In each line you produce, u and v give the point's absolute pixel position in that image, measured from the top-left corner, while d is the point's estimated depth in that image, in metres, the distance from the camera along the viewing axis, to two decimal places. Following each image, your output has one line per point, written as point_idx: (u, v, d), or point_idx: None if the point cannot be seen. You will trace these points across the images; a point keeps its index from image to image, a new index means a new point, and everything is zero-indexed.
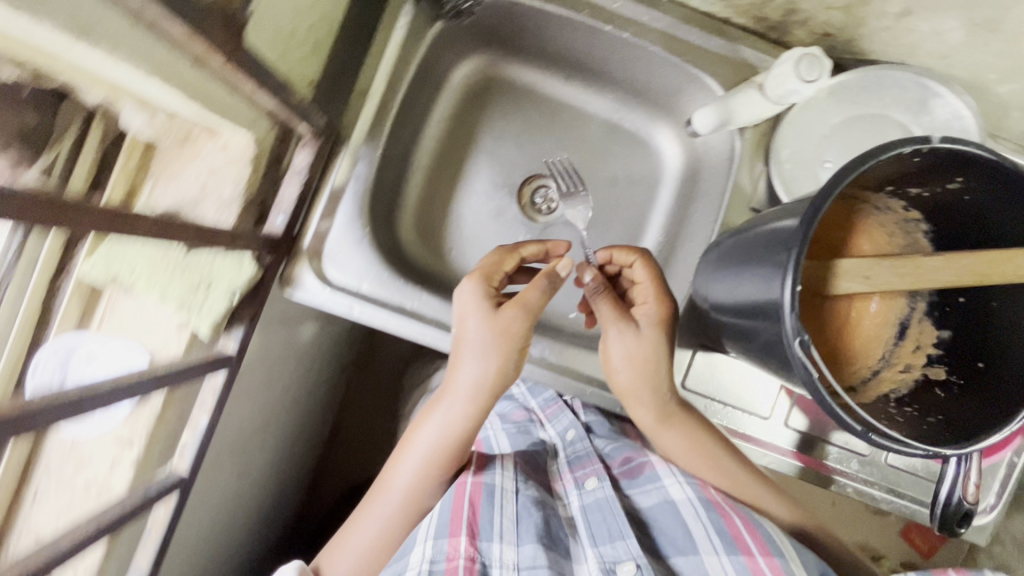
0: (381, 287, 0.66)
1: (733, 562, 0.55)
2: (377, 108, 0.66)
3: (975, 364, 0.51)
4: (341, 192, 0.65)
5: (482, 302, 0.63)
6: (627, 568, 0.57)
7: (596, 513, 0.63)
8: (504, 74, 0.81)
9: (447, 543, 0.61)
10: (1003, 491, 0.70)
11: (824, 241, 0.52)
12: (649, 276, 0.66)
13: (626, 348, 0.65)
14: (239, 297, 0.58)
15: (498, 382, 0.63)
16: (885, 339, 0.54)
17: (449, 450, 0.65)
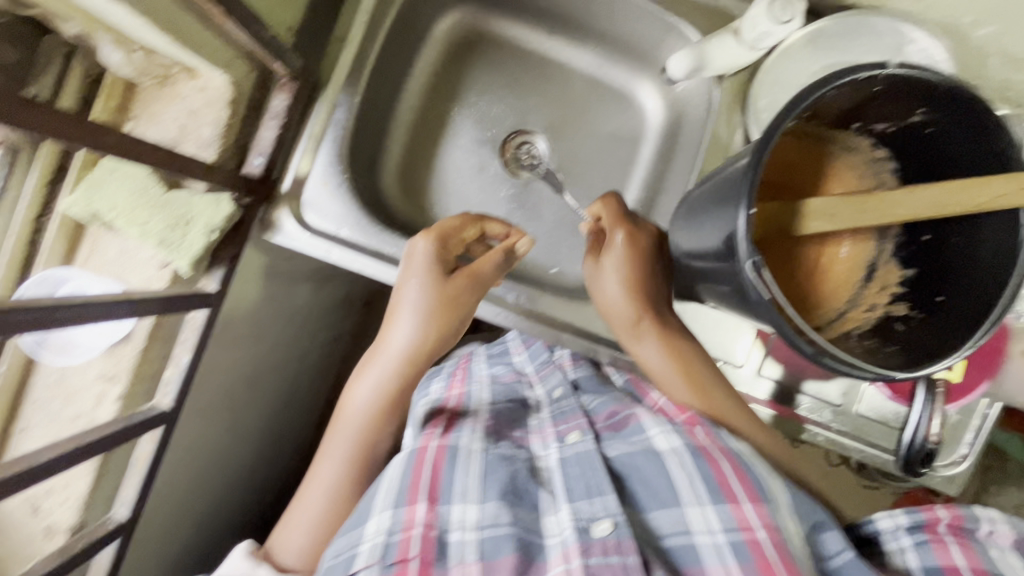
0: (359, 232, 0.67)
1: (718, 512, 0.49)
2: (356, 54, 0.67)
3: (935, 299, 0.53)
4: (320, 138, 0.66)
5: (431, 267, 0.62)
6: (603, 526, 0.49)
7: (572, 467, 0.55)
8: (488, 28, 0.82)
9: (404, 512, 0.52)
10: (976, 443, 0.70)
11: (790, 180, 0.54)
12: (614, 216, 0.69)
13: (604, 269, 0.69)
14: (217, 237, 0.59)
15: (433, 346, 0.62)
16: (854, 281, 0.54)
17: (381, 414, 0.63)
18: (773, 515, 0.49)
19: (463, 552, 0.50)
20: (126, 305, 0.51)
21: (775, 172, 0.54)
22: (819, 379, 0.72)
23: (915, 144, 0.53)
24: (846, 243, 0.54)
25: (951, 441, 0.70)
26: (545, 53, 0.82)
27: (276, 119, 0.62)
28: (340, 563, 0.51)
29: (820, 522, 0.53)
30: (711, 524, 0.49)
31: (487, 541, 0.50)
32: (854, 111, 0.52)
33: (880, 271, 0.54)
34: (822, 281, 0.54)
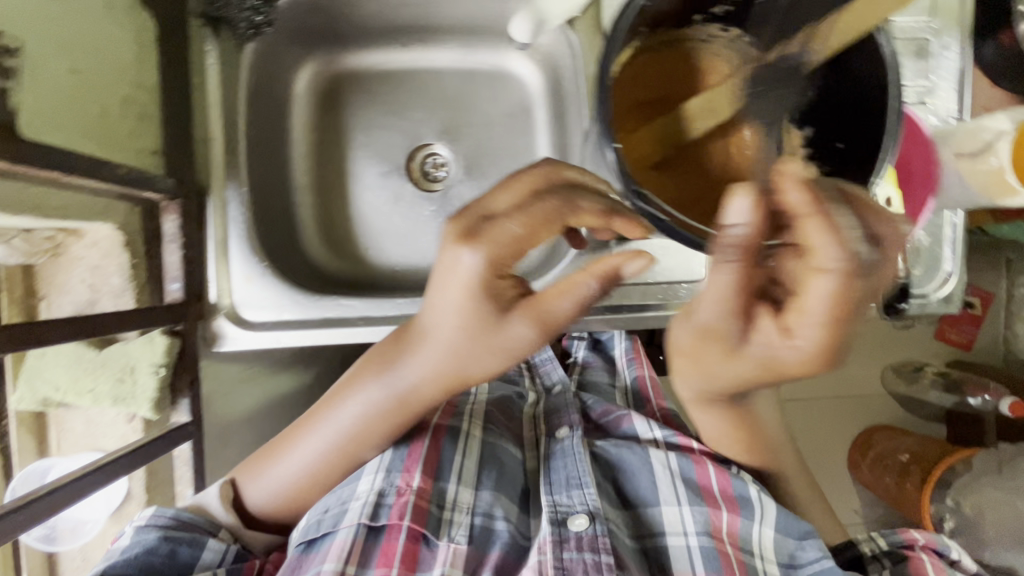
0: (300, 309, 0.67)
1: (695, 512, 0.60)
2: (225, 147, 0.66)
3: (836, 146, 0.53)
4: (226, 237, 0.66)
5: (487, 298, 0.49)
6: (579, 521, 0.56)
7: (565, 458, 0.64)
8: (345, 67, 0.81)
9: (398, 477, 0.59)
10: (956, 255, 0.69)
11: (668, 94, 0.59)
12: (830, 283, 0.31)
13: (699, 339, 0.38)
14: (166, 372, 0.60)
15: (468, 376, 0.54)
16: (761, 158, 0.59)
17: (383, 420, 0.58)
18: (743, 529, 0.59)
19: (452, 533, 0.57)
20: (102, 473, 0.52)
21: (651, 92, 0.59)
22: None
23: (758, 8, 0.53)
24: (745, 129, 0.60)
25: (930, 267, 0.70)
26: (409, 68, 0.82)
27: (175, 240, 0.62)
28: (326, 517, 0.57)
29: (807, 532, 0.60)
30: (687, 525, 0.59)
31: (475, 527, 0.58)
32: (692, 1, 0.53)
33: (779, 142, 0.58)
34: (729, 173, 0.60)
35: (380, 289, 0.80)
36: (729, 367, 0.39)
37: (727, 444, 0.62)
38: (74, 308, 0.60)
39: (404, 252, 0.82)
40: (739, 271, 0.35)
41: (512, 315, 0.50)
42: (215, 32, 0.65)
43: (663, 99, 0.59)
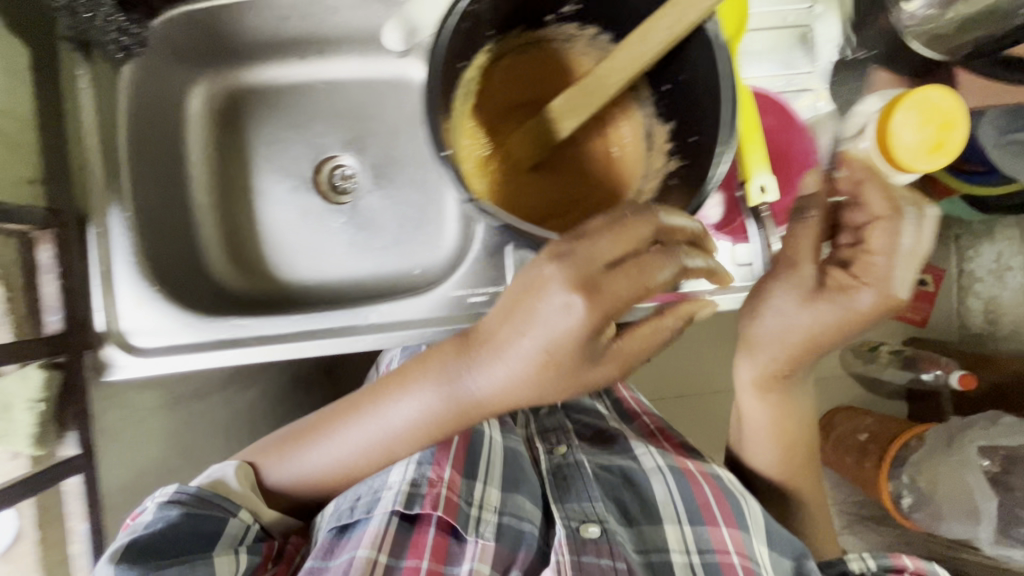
0: (192, 333, 0.66)
1: (697, 529, 0.69)
2: (103, 174, 0.65)
3: (692, 140, 0.51)
4: (109, 267, 0.65)
5: (583, 327, 0.44)
6: (592, 529, 0.65)
7: (581, 475, 0.73)
8: (242, 83, 0.79)
9: (431, 470, 0.67)
10: None
11: (540, 95, 0.58)
12: (636, 294, 0.45)
13: (801, 328, 0.55)
14: (44, 407, 0.61)
15: (530, 403, 0.50)
16: (640, 156, 0.59)
17: (435, 426, 0.57)
18: (744, 539, 0.67)
19: (481, 530, 0.65)
20: None
21: (526, 92, 0.58)
22: None
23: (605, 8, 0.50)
24: (624, 125, 0.59)
25: None
26: (307, 79, 0.80)
27: (52, 271, 0.62)
28: (361, 497, 0.65)
29: (801, 553, 0.69)
30: (690, 544, 0.68)
31: (503, 525, 0.67)
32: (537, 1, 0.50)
33: (653, 139, 0.58)
34: (611, 170, 0.61)
35: (290, 305, 0.79)
36: (817, 313, 0.52)
37: (764, 441, 0.73)
38: None
39: (316, 266, 0.81)
40: (614, 296, 0.44)
41: (600, 362, 0.48)
42: (86, 54, 0.64)
43: (535, 100, 0.58)
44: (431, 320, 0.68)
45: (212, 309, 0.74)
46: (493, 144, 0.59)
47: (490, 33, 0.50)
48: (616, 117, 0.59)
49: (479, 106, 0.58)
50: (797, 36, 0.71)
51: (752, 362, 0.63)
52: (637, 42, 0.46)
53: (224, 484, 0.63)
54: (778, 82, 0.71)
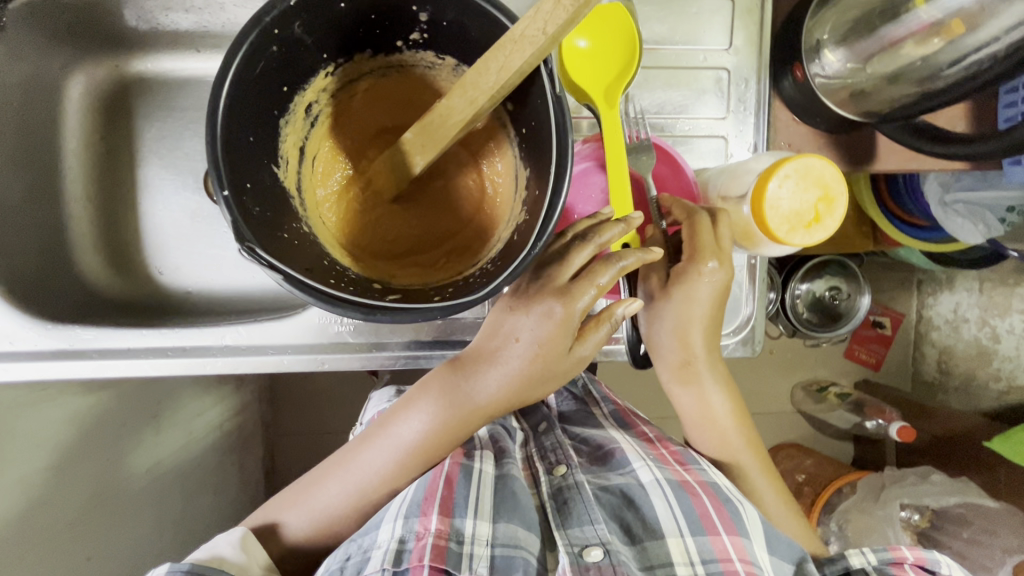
0: (34, 338, 0.62)
1: (699, 542, 0.61)
2: None
3: (535, 193, 0.46)
4: None
5: (558, 324, 0.55)
6: (595, 552, 0.57)
7: (577, 492, 0.64)
8: (132, 73, 0.75)
9: (417, 522, 0.59)
10: (755, 296, 0.69)
11: (403, 120, 0.54)
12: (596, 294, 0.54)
13: (674, 312, 0.62)
14: None
15: (535, 391, 0.60)
16: (507, 197, 0.54)
17: (446, 434, 0.62)
18: (747, 547, 0.61)
19: (474, 565, 0.57)
20: None
21: (394, 117, 0.54)
22: None
23: (454, 43, 0.46)
24: (499, 162, 0.55)
25: (731, 309, 0.69)
26: (204, 73, 0.75)
27: None
28: (350, 562, 0.57)
29: (801, 557, 0.64)
30: (694, 555, 0.60)
31: (496, 558, 0.58)
32: (379, 28, 0.46)
33: (520, 181, 0.53)
34: (479, 210, 0.56)
35: (166, 312, 0.75)
36: (677, 302, 0.62)
37: (704, 430, 0.72)
38: None
39: (199, 274, 0.76)
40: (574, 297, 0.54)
41: (577, 354, 0.57)
42: None
43: (400, 126, 0.54)
44: (294, 343, 0.65)
45: (74, 312, 0.69)
46: (355, 168, 0.54)
47: (326, 57, 0.46)
48: (492, 154, 0.55)
49: (341, 128, 0.54)
50: (712, 79, 0.66)
51: (663, 368, 0.67)
52: (470, 82, 0.41)
53: (216, 560, 0.58)
54: (691, 124, 0.66)
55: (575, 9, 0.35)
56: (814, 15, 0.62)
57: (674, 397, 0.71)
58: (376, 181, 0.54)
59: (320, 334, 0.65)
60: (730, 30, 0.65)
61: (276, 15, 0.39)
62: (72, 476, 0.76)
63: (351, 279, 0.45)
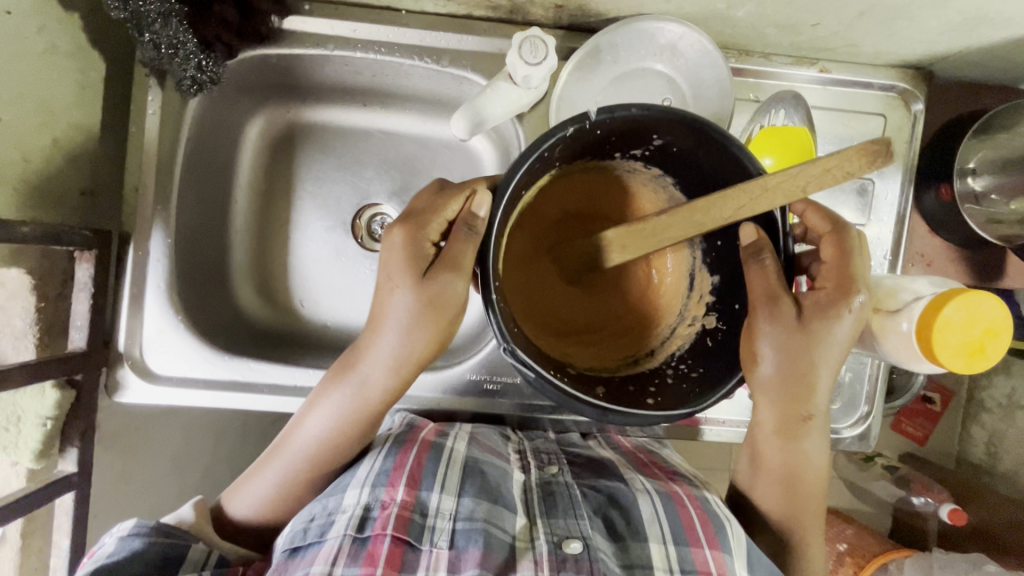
0: (207, 365, 0.66)
1: (678, 548, 0.55)
2: (155, 198, 0.66)
3: (733, 304, 0.56)
4: (142, 291, 0.65)
5: (404, 261, 0.56)
6: (575, 544, 0.52)
7: (560, 486, 0.61)
8: (302, 120, 0.77)
9: (384, 492, 0.56)
10: (873, 398, 0.72)
11: (599, 210, 0.59)
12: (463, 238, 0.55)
13: (800, 344, 0.53)
14: (54, 423, 0.59)
15: (418, 363, 0.60)
16: (679, 295, 0.60)
17: (339, 443, 0.61)
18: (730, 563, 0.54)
19: (437, 538, 0.54)
20: None
21: (579, 205, 0.58)
22: None
23: (676, 163, 0.54)
24: (669, 260, 0.60)
25: (850, 403, 0.72)
26: (365, 127, 0.78)
27: (85, 289, 0.61)
28: (311, 527, 0.55)
29: None
30: (673, 564, 0.54)
31: (460, 531, 0.54)
32: (609, 145, 0.53)
33: (696, 282, 0.59)
34: (646, 302, 0.61)
35: (304, 347, 0.77)
36: (804, 339, 0.53)
37: (765, 480, 0.60)
38: None
39: (339, 311, 0.78)
40: (402, 237, 0.56)
41: (433, 272, 0.55)
42: (159, 82, 0.65)
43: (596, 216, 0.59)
44: (443, 394, 0.72)
45: (223, 340, 0.72)
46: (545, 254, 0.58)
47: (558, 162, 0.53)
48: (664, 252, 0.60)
49: (529, 220, 0.57)
50: (857, 186, 0.69)
51: (773, 405, 0.57)
52: (700, 208, 0.47)
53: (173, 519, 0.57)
54: None
55: (825, 164, 0.44)
56: (967, 143, 0.66)
57: (755, 440, 0.61)
58: (559, 265, 0.58)
59: (465, 390, 0.72)
60: None
61: (553, 140, 0.47)
62: (180, 487, 0.80)
63: (566, 373, 0.53)
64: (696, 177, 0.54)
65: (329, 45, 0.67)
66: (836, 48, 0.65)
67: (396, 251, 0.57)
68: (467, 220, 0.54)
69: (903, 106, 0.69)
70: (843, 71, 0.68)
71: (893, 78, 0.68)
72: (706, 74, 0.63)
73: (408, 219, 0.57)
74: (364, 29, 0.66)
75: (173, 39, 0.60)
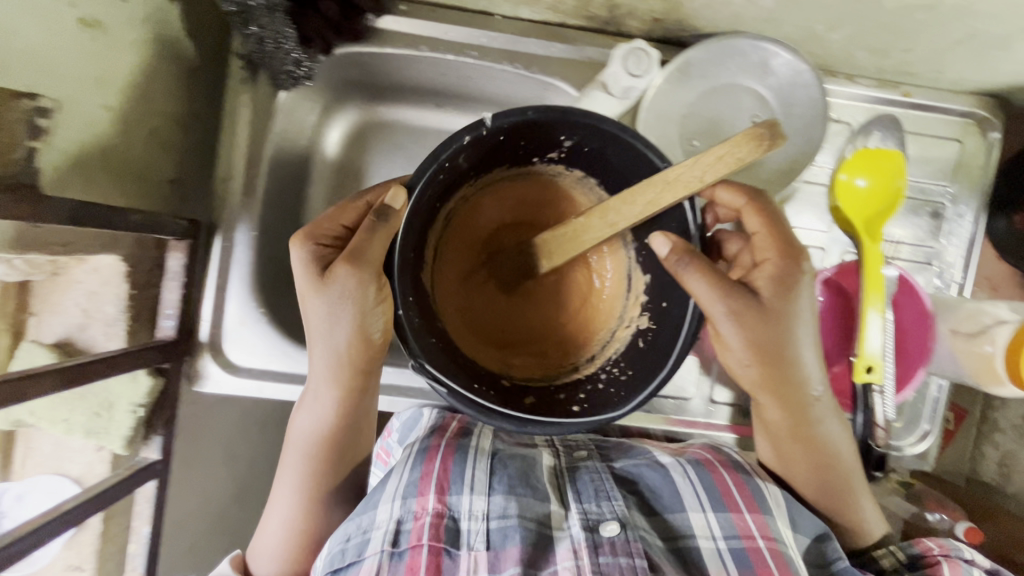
0: (286, 359, 0.66)
1: (720, 518, 0.56)
2: (242, 191, 0.66)
3: (662, 304, 0.57)
4: (227, 282, 0.65)
5: (309, 277, 0.55)
6: (611, 527, 0.52)
7: (590, 470, 0.60)
8: (378, 118, 0.76)
9: (414, 501, 0.53)
10: (935, 416, 0.74)
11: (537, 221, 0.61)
12: (380, 234, 0.52)
13: (767, 337, 0.54)
14: (145, 410, 0.60)
15: (347, 361, 0.57)
16: (620, 297, 0.61)
17: (319, 450, 0.61)
18: (772, 524, 0.55)
19: (473, 539, 0.51)
20: (69, 519, 0.50)
21: (512, 212, 0.61)
22: None
23: (587, 161, 0.56)
24: (608, 262, 0.62)
25: (912, 421, 0.74)
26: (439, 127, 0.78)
27: (176, 278, 0.62)
28: (349, 547, 0.52)
29: (823, 535, 0.59)
30: (715, 530, 0.55)
31: (496, 530, 0.51)
32: (521, 149, 0.55)
33: (633, 282, 0.60)
34: (589, 305, 0.61)
35: None
36: (772, 330, 0.54)
37: (796, 469, 0.62)
38: (65, 328, 0.60)
39: None
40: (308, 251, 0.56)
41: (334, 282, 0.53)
42: (254, 73, 0.65)
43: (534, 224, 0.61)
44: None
45: None
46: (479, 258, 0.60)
47: (466, 167, 0.54)
48: (602, 255, 0.61)
49: (461, 233, 0.60)
50: (928, 211, 0.71)
51: (781, 407, 0.58)
52: (612, 208, 0.51)
53: None
54: (904, 248, 0.71)
55: (718, 157, 0.48)
56: None
57: (771, 435, 0.62)
58: (497, 267, 0.60)
59: None
60: (953, 171, 0.71)
61: (449, 150, 0.49)
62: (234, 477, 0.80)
63: (497, 387, 0.54)
64: (607, 171, 0.56)
65: (422, 47, 0.67)
66: (921, 73, 0.66)
67: (300, 274, 0.55)
68: (381, 213, 0.51)
69: (978, 133, 0.71)
70: (924, 95, 0.69)
71: (972, 105, 0.70)
72: (800, 93, 0.63)
73: (303, 233, 0.56)
74: (456, 32, 0.67)
75: (276, 32, 0.60)
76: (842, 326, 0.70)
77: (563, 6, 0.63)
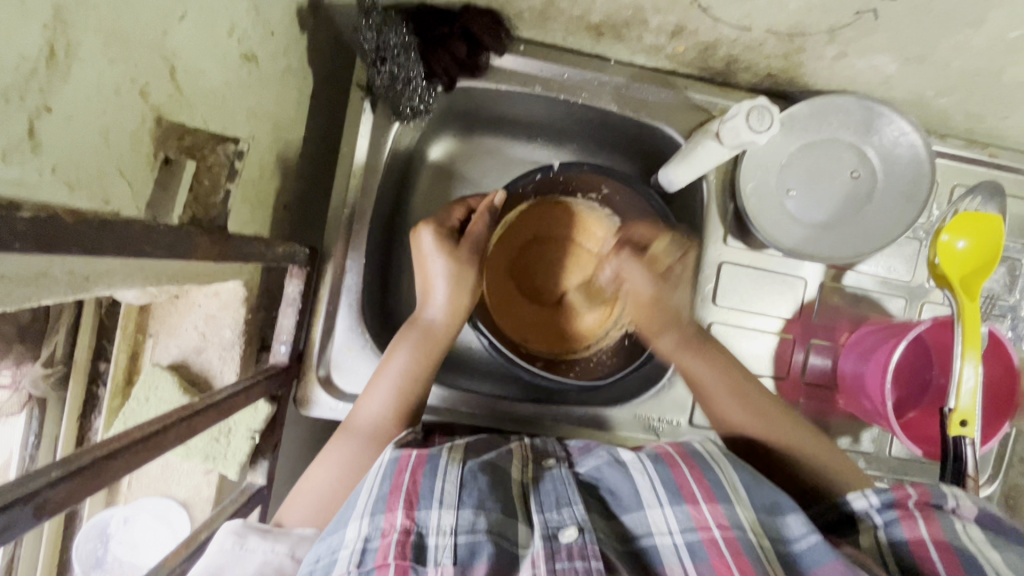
0: None
1: (676, 514, 0.44)
2: (351, 219, 0.66)
3: None
4: (335, 308, 0.65)
5: (439, 242, 0.60)
6: (569, 532, 0.41)
7: (552, 479, 0.49)
8: (472, 148, 0.78)
9: (380, 518, 0.42)
10: (999, 462, 0.76)
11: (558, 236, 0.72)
12: (484, 216, 0.63)
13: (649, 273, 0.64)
14: (260, 436, 0.59)
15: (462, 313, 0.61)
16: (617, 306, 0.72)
17: (403, 399, 0.57)
18: (730, 513, 0.43)
19: (439, 555, 0.39)
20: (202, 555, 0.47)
21: (546, 228, 0.72)
22: (848, 432, 0.76)
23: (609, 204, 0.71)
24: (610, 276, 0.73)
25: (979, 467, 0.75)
26: (531, 159, 0.79)
27: (292, 303, 0.60)
28: (316, 571, 0.40)
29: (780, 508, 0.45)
30: (670, 524, 0.43)
31: (463, 546, 0.40)
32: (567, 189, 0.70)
33: None
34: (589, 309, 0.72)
35: (456, 370, 0.74)
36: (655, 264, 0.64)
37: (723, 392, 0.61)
38: (180, 351, 0.60)
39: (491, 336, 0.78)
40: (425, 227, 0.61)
41: (461, 242, 0.61)
42: (374, 102, 0.65)
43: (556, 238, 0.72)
44: (611, 432, 0.70)
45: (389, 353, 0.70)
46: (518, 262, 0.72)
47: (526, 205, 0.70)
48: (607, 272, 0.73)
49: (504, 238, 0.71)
50: (1008, 267, 0.73)
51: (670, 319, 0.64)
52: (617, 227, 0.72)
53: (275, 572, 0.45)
54: (983, 302, 0.73)
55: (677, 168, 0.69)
56: None
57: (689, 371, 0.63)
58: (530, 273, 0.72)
59: (632, 427, 0.71)
60: None
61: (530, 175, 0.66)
62: None
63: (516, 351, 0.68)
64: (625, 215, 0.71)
65: (536, 87, 0.68)
66: (1008, 137, 0.70)
67: (430, 242, 0.61)
68: (490, 212, 0.63)
69: None
70: (1008, 158, 0.72)
71: None
72: (901, 152, 0.67)
73: (432, 220, 0.62)
74: (572, 73, 0.68)
75: (409, 71, 0.60)
76: (921, 376, 0.73)
77: (683, 56, 0.65)
